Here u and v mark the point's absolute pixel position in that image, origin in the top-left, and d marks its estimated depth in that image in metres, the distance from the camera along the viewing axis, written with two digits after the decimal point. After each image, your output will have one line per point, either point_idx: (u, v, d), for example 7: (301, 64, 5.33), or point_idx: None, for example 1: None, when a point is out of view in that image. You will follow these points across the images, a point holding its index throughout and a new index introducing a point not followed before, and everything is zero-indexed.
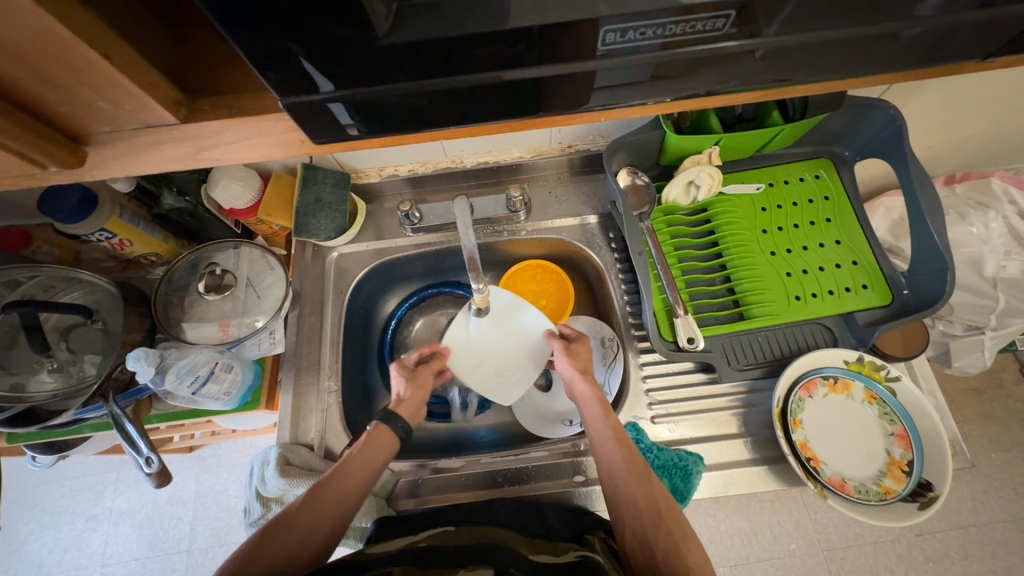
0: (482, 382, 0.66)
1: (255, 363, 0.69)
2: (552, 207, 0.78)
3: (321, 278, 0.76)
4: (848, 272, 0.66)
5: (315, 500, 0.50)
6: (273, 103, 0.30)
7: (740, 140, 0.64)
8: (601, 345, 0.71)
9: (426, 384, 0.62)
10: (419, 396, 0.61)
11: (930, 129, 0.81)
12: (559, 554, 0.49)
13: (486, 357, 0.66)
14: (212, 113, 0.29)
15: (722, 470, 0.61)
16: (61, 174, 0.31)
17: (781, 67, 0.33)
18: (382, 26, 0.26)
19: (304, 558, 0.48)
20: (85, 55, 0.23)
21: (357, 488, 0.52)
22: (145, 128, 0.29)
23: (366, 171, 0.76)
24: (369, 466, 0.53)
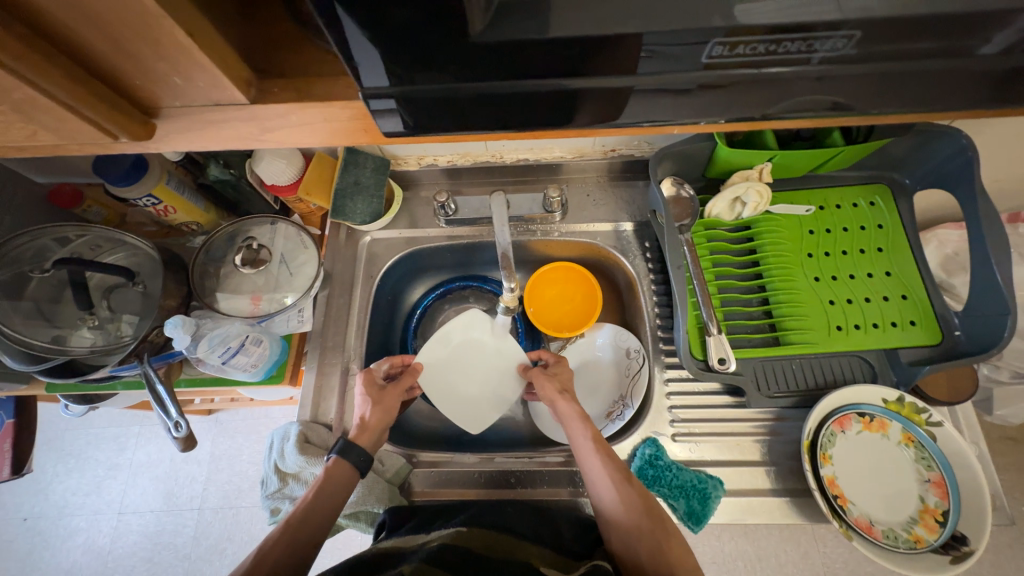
0: (447, 404, 0.66)
1: (283, 338, 0.70)
2: (588, 211, 0.76)
3: (352, 261, 0.76)
4: (896, 306, 0.63)
5: (265, 557, 0.47)
6: (339, 90, 0.30)
7: (797, 158, 0.61)
8: (625, 356, 0.71)
9: (391, 402, 0.61)
10: (381, 417, 0.59)
11: (1000, 162, 0.76)
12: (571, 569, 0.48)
13: (455, 381, 0.67)
14: (278, 95, 0.29)
15: (741, 497, 0.59)
16: (127, 144, 0.32)
17: (863, 89, 0.31)
18: (474, 23, 0.26)
19: None
20: (168, 31, 0.23)
21: (311, 537, 0.50)
22: (212, 105, 0.29)
23: (406, 159, 0.76)
24: (324, 505, 0.52)
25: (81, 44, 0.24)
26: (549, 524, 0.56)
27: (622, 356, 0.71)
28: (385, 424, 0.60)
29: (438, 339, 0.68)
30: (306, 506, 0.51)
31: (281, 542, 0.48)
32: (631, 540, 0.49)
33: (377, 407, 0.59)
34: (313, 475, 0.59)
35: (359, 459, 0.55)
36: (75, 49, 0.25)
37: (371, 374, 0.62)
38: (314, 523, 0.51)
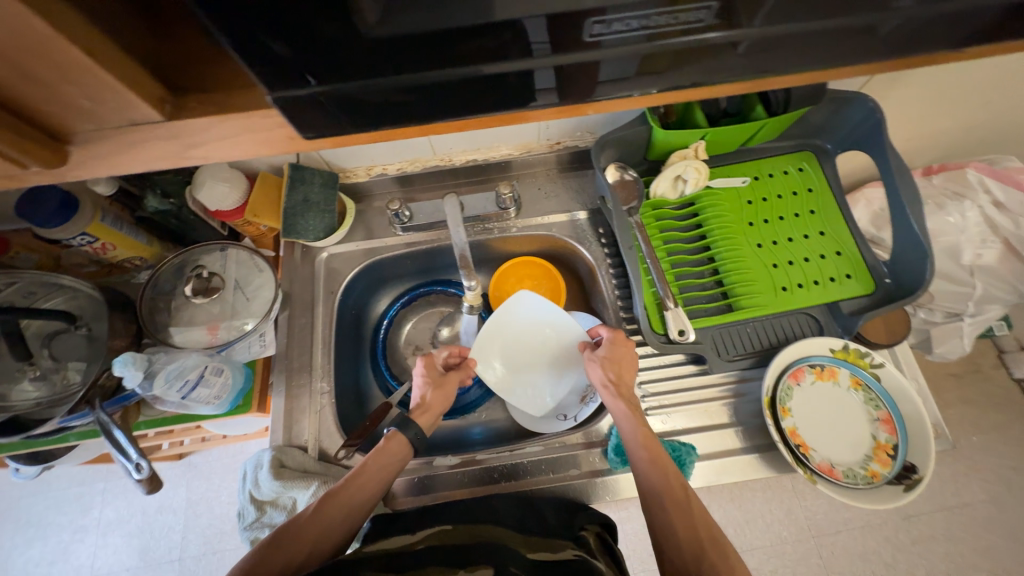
0: (517, 395, 0.68)
1: (246, 366, 0.68)
2: (542, 204, 0.78)
3: (311, 278, 0.75)
4: (832, 262, 0.68)
5: (338, 497, 0.51)
6: (259, 100, 0.29)
7: (726, 134, 0.65)
8: None
9: (449, 387, 0.64)
10: (438, 399, 0.63)
11: (906, 121, 0.83)
12: (555, 551, 0.48)
13: (520, 371, 0.69)
14: (197, 110, 0.28)
15: (714, 459, 0.62)
16: (42, 176, 0.30)
17: (772, 60, 0.32)
18: (366, 15, 0.25)
19: (323, 545, 0.48)
20: (65, 51, 0.22)
21: (365, 503, 0.52)
22: (129, 126, 0.28)
23: (354, 171, 0.76)
24: (379, 475, 0.54)
25: None
26: (534, 513, 0.57)
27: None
28: (442, 408, 0.63)
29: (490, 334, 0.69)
30: (365, 471, 0.53)
31: (340, 500, 0.51)
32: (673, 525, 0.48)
33: (431, 388, 0.63)
34: (291, 499, 0.57)
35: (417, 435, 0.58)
36: None
37: (430, 361, 0.66)
38: (369, 489, 0.53)
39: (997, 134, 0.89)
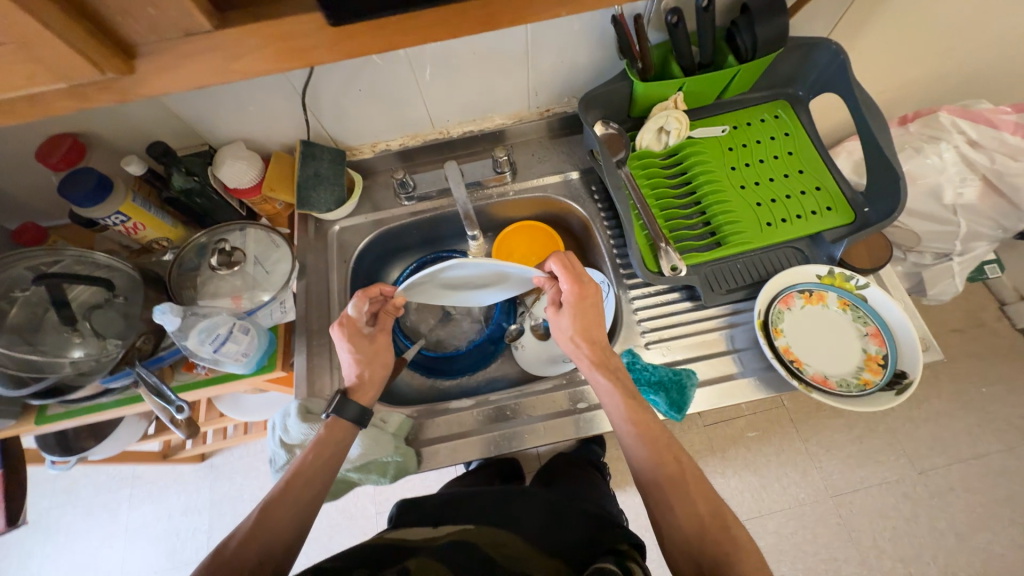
0: (461, 300, 0.77)
1: (269, 330, 0.72)
2: (534, 168, 0.84)
3: (324, 251, 0.80)
4: (813, 197, 0.72)
5: (288, 492, 0.54)
6: (288, 10, 0.30)
7: (701, 82, 0.70)
8: None
9: (378, 351, 0.65)
10: (375, 369, 0.65)
11: (876, 71, 0.88)
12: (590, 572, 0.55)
13: (463, 294, 0.74)
14: (240, 22, 0.29)
15: (714, 384, 0.65)
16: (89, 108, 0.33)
17: None
18: None
19: (295, 533, 0.54)
20: None
21: (317, 496, 0.56)
22: (184, 37, 0.29)
23: (359, 148, 0.82)
24: (325, 466, 0.57)
25: None
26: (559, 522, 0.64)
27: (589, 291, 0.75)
28: (381, 375, 0.66)
29: (415, 288, 0.66)
30: (307, 469, 0.56)
31: (287, 500, 0.54)
32: (666, 496, 0.55)
33: (365, 361, 0.64)
34: None
35: (357, 415, 0.60)
36: None
37: (349, 322, 0.63)
38: (317, 483, 0.56)
39: (966, 79, 0.93)
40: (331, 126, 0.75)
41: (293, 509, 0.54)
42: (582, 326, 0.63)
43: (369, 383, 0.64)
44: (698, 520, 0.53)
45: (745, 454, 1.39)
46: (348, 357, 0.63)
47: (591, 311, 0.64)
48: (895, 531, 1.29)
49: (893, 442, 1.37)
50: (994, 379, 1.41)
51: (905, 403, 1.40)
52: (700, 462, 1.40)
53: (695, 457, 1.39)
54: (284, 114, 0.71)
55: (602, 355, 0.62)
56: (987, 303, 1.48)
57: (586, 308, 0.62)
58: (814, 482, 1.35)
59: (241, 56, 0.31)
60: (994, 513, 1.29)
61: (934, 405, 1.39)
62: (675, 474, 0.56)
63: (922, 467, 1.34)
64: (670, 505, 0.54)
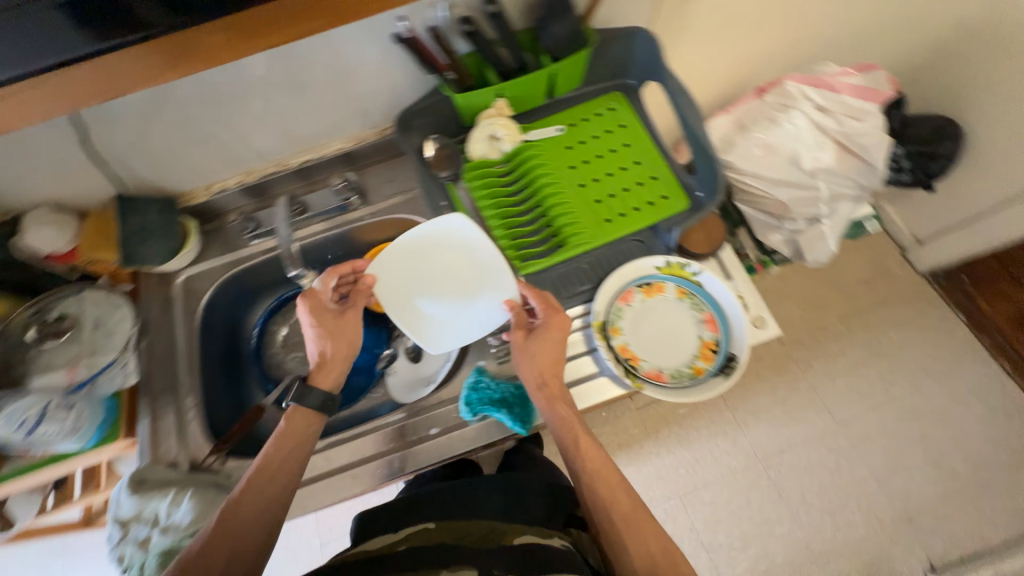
0: (421, 329, 0.67)
1: (110, 397, 0.68)
2: (385, 189, 0.82)
3: (168, 304, 0.76)
4: (650, 187, 0.72)
5: (248, 495, 0.54)
6: None
7: (520, 86, 0.69)
8: None
9: (339, 332, 0.65)
10: (341, 345, 0.65)
11: (716, 48, 0.88)
12: (547, 536, 0.62)
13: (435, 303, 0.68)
14: None
15: (561, 391, 0.66)
16: None
17: None
18: None
19: (258, 541, 0.52)
20: None
21: (281, 494, 0.55)
22: None
23: (194, 192, 0.78)
24: (293, 458, 0.57)
25: None
26: (519, 503, 0.68)
27: None
28: (345, 352, 0.65)
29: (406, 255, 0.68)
30: (270, 469, 0.56)
31: (250, 504, 0.53)
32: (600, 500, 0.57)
33: (333, 334, 0.64)
34: (153, 511, 0.58)
35: (322, 400, 0.61)
36: None
37: (314, 298, 0.64)
38: (281, 478, 0.56)
39: (809, 44, 0.95)
40: (148, 174, 0.72)
41: (254, 513, 0.53)
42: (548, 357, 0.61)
43: (332, 363, 0.64)
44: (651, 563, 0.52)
45: (677, 430, 1.41)
46: (313, 331, 0.64)
47: (550, 343, 0.62)
48: (821, 484, 1.34)
49: (814, 397, 1.41)
50: (900, 324, 1.47)
51: (822, 359, 1.45)
52: (637, 445, 1.42)
53: (630, 441, 1.41)
54: (88, 171, 0.67)
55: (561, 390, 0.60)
56: (890, 251, 1.53)
57: (557, 341, 0.61)
58: (744, 448, 1.38)
59: None
60: (909, 451, 1.35)
61: (849, 357, 1.45)
62: (630, 518, 0.56)
63: (841, 418, 1.39)
64: (626, 544, 0.54)
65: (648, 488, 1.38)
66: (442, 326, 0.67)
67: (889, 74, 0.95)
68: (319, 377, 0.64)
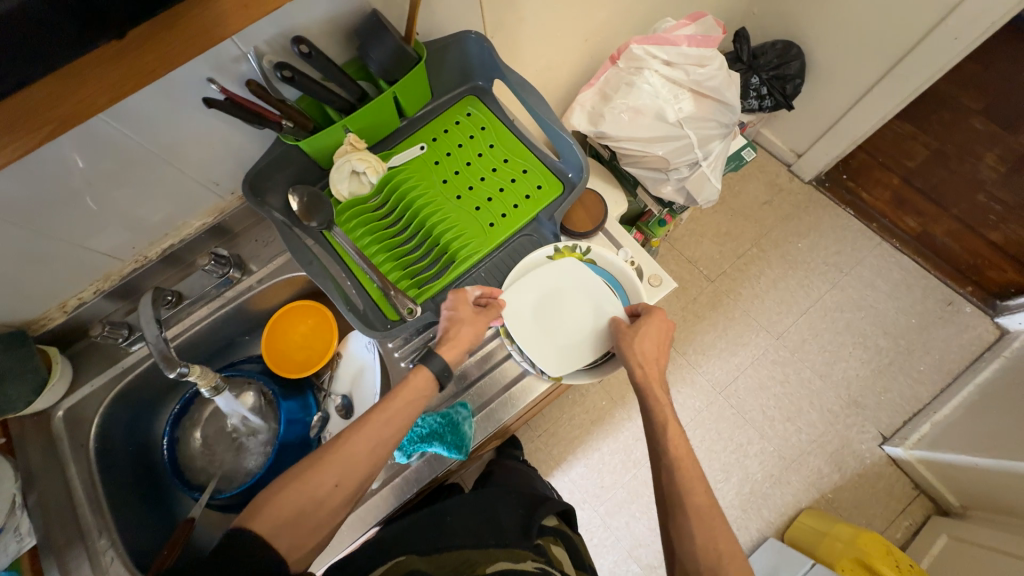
0: (536, 353, 0.64)
1: (9, 570, 0.57)
2: (265, 254, 0.78)
3: (53, 444, 0.68)
4: (523, 181, 0.73)
5: (352, 444, 0.54)
6: None
7: (365, 116, 0.67)
8: (368, 351, 0.74)
9: (478, 322, 0.61)
10: (467, 333, 0.61)
11: (557, 30, 0.90)
12: (519, 561, 0.56)
13: (547, 326, 0.65)
14: None
15: (489, 404, 0.67)
16: None
17: None
18: None
19: (334, 500, 0.52)
20: None
21: (376, 455, 0.55)
22: None
23: (46, 316, 0.70)
24: (406, 409, 0.57)
25: None
26: (490, 521, 0.63)
27: (363, 354, 0.75)
28: (469, 343, 0.62)
29: (530, 284, 0.65)
30: (372, 428, 0.55)
31: (342, 456, 0.53)
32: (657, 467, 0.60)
33: (476, 324, 0.61)
34: None
35: (442, 368, 0.60)
36: None
37: (462, 294, 0.63)
38: (379, 444, 0.55)
39: (643, 5, 0.99)
40: None
41: (348, 463, 0.53)
42: (652, 347, 0.62)
43: (455, 345, 0.62)
44: (715, 552, 0.54)
45: None
46: (446, 315, 0.62)
47: (653, 333, 0.63)
48: (777, 396, 1.44)
49: (750, 321, 1.51)
50: (804, 232, 1.59)
51: (748, 285, 1.55)
52: (609, 415, 1.46)
53: (602, 415, 1.45)
54: None
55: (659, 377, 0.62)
56: (778, 170, 1.65)
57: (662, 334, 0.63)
58: (703, 387, 1.46)
59: None
60: (840, 342, 1.48)
61: (770, 275, 1.55)
62: (699, 505, 0.56)
63: (777, 332, 1.50)
64: (692, 529, 0.55)
65: (630, 452, 1.43)
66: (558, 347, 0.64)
67: (715, 16, 1.01)
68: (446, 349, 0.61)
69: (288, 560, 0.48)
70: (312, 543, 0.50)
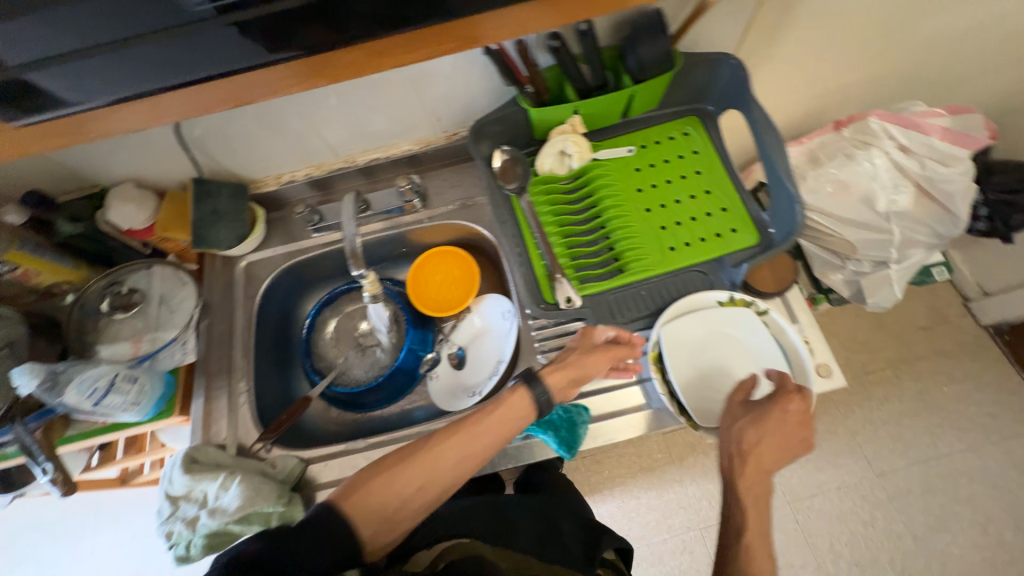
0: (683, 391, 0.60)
1: (169, 373, 0.71)
2: (448, 194, 0.83)
3: (230, 286, 0.78)
4: (719, 218, 0.70)
5: (428, 457, 0.56)
6: None
7: (597, 104, 0.68)
8: (504, 318, 0.76)
9: (601, 359, 0.60)
10: (591, 362, 0.60)
11: (800, 77, 0.84)
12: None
13: (701, 369, 0.61)
14: None
15: (611, 418, 0.64)
16: None
17: None
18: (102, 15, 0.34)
19: (411, 504, 0.55)
20: None
21: (451, 471, 0.56)
22: None
23: (264, 180, 0.80)
24: (493, 433, 0.57)
25: None
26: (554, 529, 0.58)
27: (498, 320, 0.77)
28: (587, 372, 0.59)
29: (689, 319, 0.62)
30: (448, 446, 0.57)
31: (419, 465, 0.56)
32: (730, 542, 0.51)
33: (586, 361, 0.60)
34: (202, 491, 0.59)
35: (541, 397, 0.58)
36: None
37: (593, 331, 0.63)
38: (457, 459, 0.57)
39: (899, 80, 0.90)
40: (225, 160, 0.74)
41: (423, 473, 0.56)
42: (769, 440, 0.54)
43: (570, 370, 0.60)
44: None
45: (704, 460, 1.38)
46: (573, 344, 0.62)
47: (773, 428, 0.54)
48: (852, 534, 1.28)
49: (853, 444, 1.35)
50: (957, 377, 1.38)
51: (866, 405, 1.38)
52: (661, 469, 1.39)
53: (653, 467, 1.38)
54: (172, 155, 0.70)
55: (756, 481, 0.53)
56: (952, 299, 1.44)
57: (785, 426, 0.54)
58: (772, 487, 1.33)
59: None
60: (953, 513, 1.27)
61: (896, 406, 1.37)
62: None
63: (881, 469, 1.32)
64: None
65: (667, 515, 1.35)
66: (706, 395, 0.59)
67: (985, 119, 0.90)
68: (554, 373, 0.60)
69: (369, 545, 0.52)
70: (394, 536, 0.55)
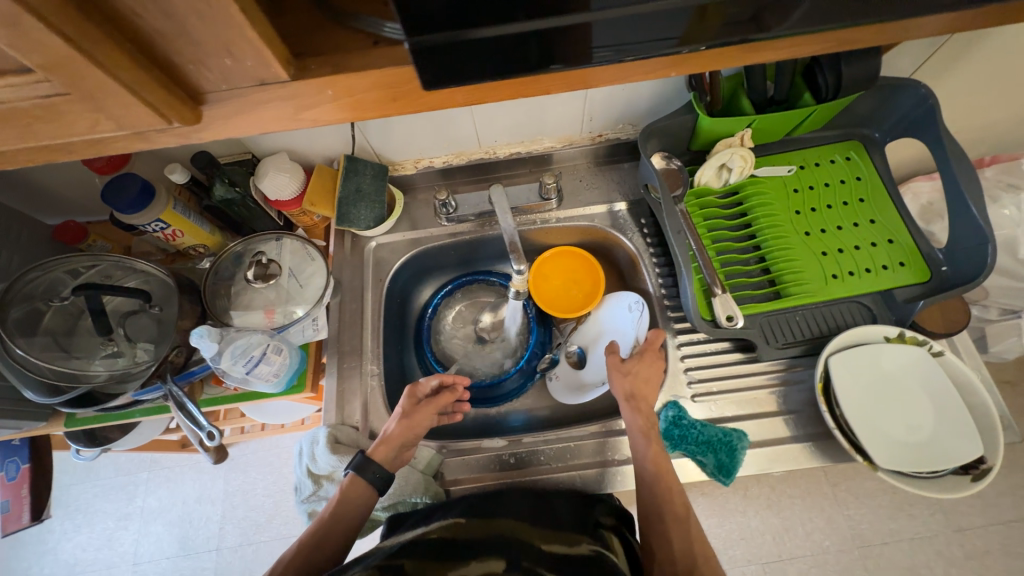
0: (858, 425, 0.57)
1: (300, 348, 0.70)
2: (583, 195, 0.81)
3: (359, 267, 0.78)
4: (884, 250, 0.67)
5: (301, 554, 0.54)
6: (363, 61, 0.31)
7: (772, 120, 0.65)
8: (629, 309, 0.74)
9: (426, 419, 0.63)
10: (416, 428, 0.62)
11: (963, 113, 0.81)
12: (571, 545, 0.51)
13: (875, 403, 0.58)
14: (316, 72, 0.31)
15: (765, 447, 0.62)
16: (173, 135, 0.32)
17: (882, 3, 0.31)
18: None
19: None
20: (226, 9, 0.25)
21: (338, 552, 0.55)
22: (257, 86, 0.31)
23: (402, 164, 0.80)
24: (347, 519, 0.57)
25: (146, 32, 0.26)
26: (547, 505, 0.57)
27: (622, 311, 0.74)
28: (412, 436, 0.62)
29: (861, 363, 0.59)
30: (323, 528, 0.56)
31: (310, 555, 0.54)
32: (666, 530, 0.55)
33: (407, 421, 0.62)
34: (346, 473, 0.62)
35: (376, 478, 0.58)
36: (141, 40, 0.26)
37: (417, 387, 0.66)
38: (330, 546, 0.55)
39: None
40: (375, 140, 0.73)
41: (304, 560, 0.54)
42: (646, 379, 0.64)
43: (393, 440, 0.62)
44: None
45: None
46: (397, 412, 0.64)
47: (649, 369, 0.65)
48: None
49: None
50: None
51: None
52: None
53: None
54: (331, 129, 0.69)
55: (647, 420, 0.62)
56: None
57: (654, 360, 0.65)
58: None
59: (313, 106, 0.32)
60: None
61: None
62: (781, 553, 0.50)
63: None
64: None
65: None
66: (881, 432, 0.57)
67: None
68: (378, 447, 0.61)
69: None
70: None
